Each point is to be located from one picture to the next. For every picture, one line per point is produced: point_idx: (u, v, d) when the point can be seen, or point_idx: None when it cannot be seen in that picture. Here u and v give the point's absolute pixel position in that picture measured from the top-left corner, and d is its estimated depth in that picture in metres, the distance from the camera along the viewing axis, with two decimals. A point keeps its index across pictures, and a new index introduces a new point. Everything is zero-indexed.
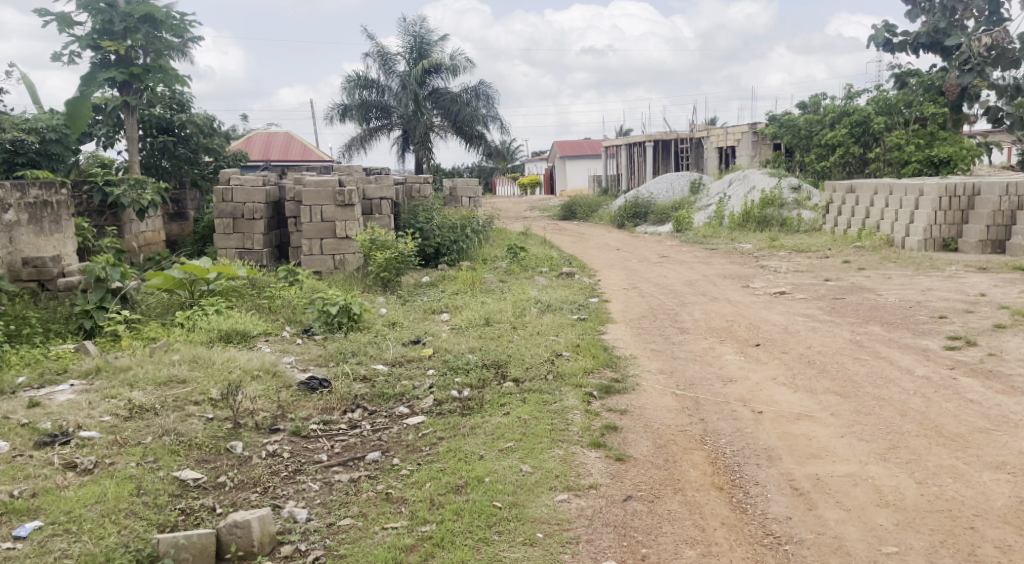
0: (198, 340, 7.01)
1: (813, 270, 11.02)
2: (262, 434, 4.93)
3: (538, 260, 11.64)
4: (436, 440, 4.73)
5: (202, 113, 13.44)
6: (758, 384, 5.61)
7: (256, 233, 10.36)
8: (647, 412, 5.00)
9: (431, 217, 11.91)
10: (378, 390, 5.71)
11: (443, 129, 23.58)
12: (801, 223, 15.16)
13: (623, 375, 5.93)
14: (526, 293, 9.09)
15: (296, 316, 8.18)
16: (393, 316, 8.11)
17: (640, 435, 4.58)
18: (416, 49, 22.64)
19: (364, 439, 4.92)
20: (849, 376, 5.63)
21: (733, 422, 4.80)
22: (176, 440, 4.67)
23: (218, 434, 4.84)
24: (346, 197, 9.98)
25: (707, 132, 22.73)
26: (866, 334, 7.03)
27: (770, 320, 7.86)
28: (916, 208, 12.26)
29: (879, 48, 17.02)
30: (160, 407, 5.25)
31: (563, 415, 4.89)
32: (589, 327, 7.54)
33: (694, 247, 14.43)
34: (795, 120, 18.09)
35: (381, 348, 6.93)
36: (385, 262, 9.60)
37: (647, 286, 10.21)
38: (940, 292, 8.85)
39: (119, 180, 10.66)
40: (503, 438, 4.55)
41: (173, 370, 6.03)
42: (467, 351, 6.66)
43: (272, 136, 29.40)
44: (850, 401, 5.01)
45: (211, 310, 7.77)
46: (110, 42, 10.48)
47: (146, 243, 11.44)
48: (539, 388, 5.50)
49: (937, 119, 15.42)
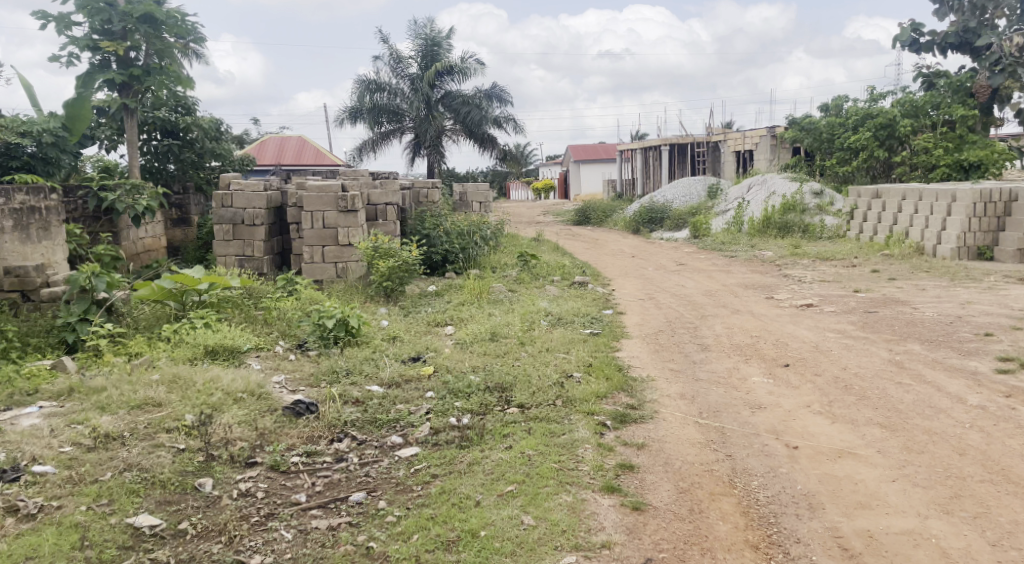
0: (182, 358, 6.51)
1: (841, 280, 10.40)
2: (235, 468, 4.41)
3: (550, 268, 11.10)
4: (429, 478, 4.20)
5: (208, 117, 12.97)
6: (790, 412, 5.03)
7: (256, 240, 9.87)
8: (669, 446, 4.43)
9: (438, 223, 11.40)
10: (370, 416, 5.18)
11: (455, 133, 23.04)
12: (824, 229, 14.51)
13: (639, 400, 5.36)
14: (535, 305, 8.54)
15: (290, 329, 7.67)
16: (394, 329, 7.59)
17: (660, 476, 4.03)
18: (428, 52, 22.20)
19: (350, 475, 4.38)
20: (894, 403, 5.05)
21: (765, 460, 4.23)
22: (138, 477, 4.18)
23: (187, 468, 4.33)
24: (348, 202, 9.49)
25: (725, 136, 22.08)
26: (906, 353, 6.44)
27: (798, 336, 7.27)
28: (949, 214, 11.62)
29: (905, 47, 16.42)
30: (129, 436, 4.74)
31: (573, 451, 4.34)
32: (603, 342, 6.99)
33: (712, 254, 13.86)
34: (817, 122, 17.45)
35: (378, 366, 6.41)
36: (388, 271, 9.05)
37: (664, 297, 9.65)
38: (981, 306, 8.24)
39: (115, 185, 10.19)
40: (503, 480, 4.00)
41: (150, 392, 5.50)
42: (470, 371, 6.13)
43: (285, 140, 29.06)
44: (898, 435, 4.43)
45: (199, 324, 7.25)
46: (109, 42, 10.03)
47: (145, 249, 11.04)
48: (546, 417, 4.95)
49: (967, 121, 14.76)
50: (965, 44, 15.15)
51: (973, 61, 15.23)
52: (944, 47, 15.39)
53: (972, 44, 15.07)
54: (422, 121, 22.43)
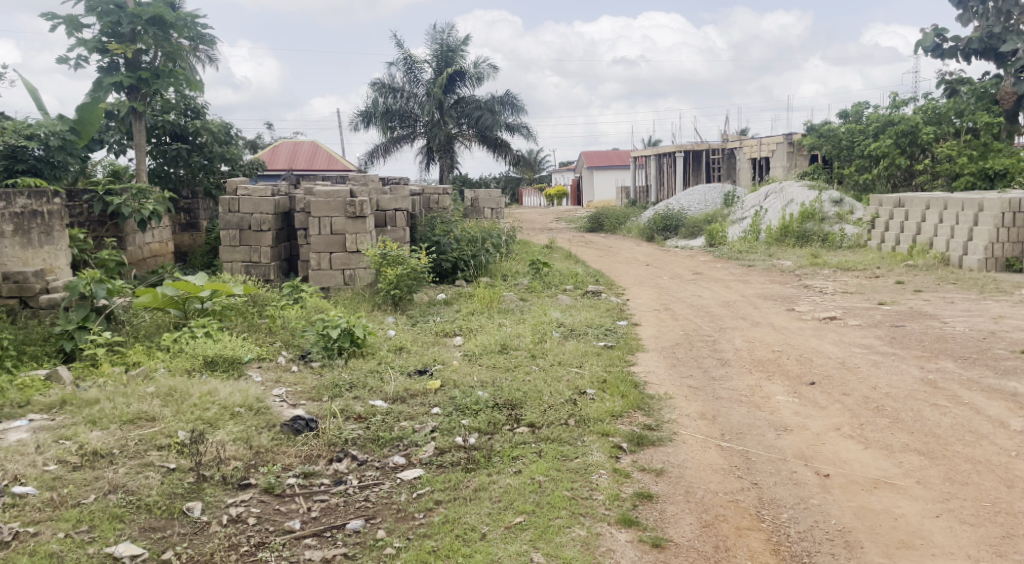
0: (180, 369, 6.22)
1: (864, 291, 10.07)
2: (228, 491, 4.10)
3: (562, 276, 10.80)
4: (432, 505, 3.91)
5: (218, 120, 12.75)
6: (818, 435, 4.73)
7: (263, 245, 9.64)
8: (689, 473, 4.15)
9: (448, 230, 11.13)
10: (372, 433, 4.86)
11: (468, 138, 22.81)
12: (844, 238, 14.12)
13: (657, 421, 5.05)
14: (547, 315, 8.23)
15: (293, 339, 7.37)
16: (401, 340, 7.30)
17: (681, 508, 3.76)
18: (442, 57, 21.96)
19: (348, 499, 4.09)
20: (931, 427, 4.78)
21: (794, 490, 3.97)
22: (123, 500, 3.89)
23: (177, 490, 4.03)
24: (357, 208, 9.21)
25: (741, 142, 21.70)
26: (939, 371, 6.15)
27: (823, 351, 6.95)
28: (976, 224, 11.25)
29: (926, 53, 16.05)
30: (118, 453, 4.39)
31: (586, 477, 4.05)
32: (617, 356, 6.70)
33: (728, 263, 13.51)
34: (836, 129, 17.07)
35: (382, 379, 6.12)
36: (397, 279, 8.79)
37: (680, 307, 9.34)
38: (1014, 321, 7.91)
39: (121, 189, 9.99)
40: (512, 509, 3.75)
41: (143, 405, 5.15)
42: (479, 386, 5.85)
43: (298, 145, 28.91)
44: (939, 464, 4.18)
45: (200, 333, 6.91)
46: (118, 45, 9.81)
47: (151, 254, 10.79)
48: (558, 438, 4.65)
49: (991, 129, 14.34)
50: (989, 49, 14.60)
51: (998, 67, 14.72)
52: (968, 52, 14.83)
53: (996, 50, 14.49)
54: (435, 126, 22.24)
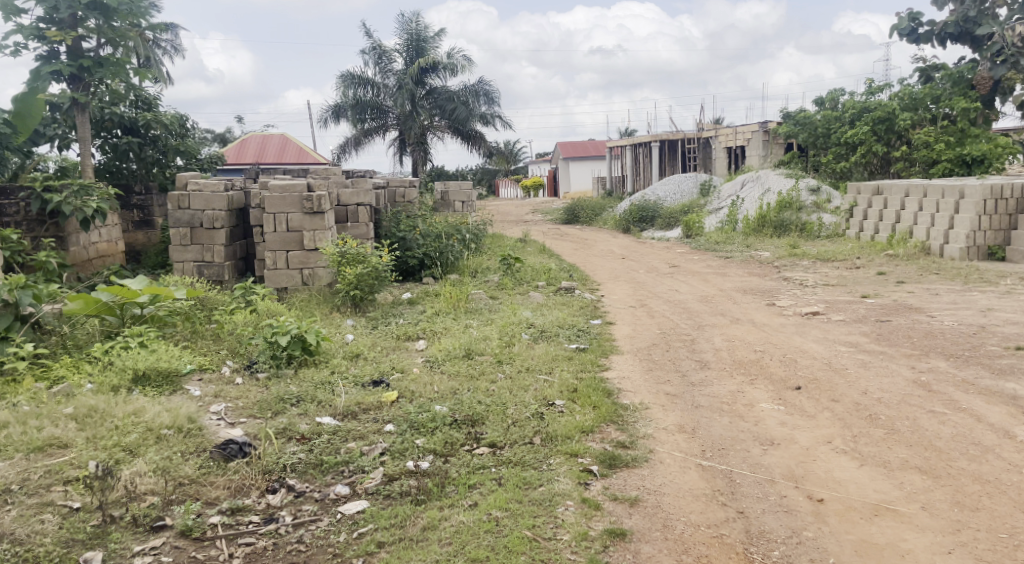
0: (109, 385, 5.64)
1: (845, 284, 9.66)
2: (138, 535, 3.59)
3: (534, 271, 10.28)
4: (373, 549, 3.43)
5: (171, 112, 12.01)
6: (808, 450, 4.27)
7: (215, 244, 9.02)
8: (667, 500, 3.69)
9: (413, 225, 10.57)
10: (314, 458, 4.32)
11: (441, 130, 22.20)
12: (822, 227, 13.78)
13: (631, 436, 4.55)
14: (517, 315, 7.75)
15: (241, 346, 6.79)
16: (358, 345, 6.77)
17: (658, 548, 3.31)
18: (413, 46, 21.30)
19: (278, 541, 3.59)
20: (930, 437, 4.35)
21: (786, 519, 3.52)
22: (8, 552, 3.40)
23: (76, 536, 3.54)
24: (314, 204, 8.63)
25: (716, 131, 21.25)
26: (931, 371, 5.74)
27: (807, 350, 6.51)
28: (956, 212, 10.89)
29: (903, 37, 15.69)
30: (16, 491, 3.85)
31: (550, 511, 3.58)
32: (590, 360, 6.21)
33: (706, 255, 13.09)
34: (811, 117, 16.59)
35: (334, 392, 5.58)
36: (356, 278, 8.24)
37: (657, 303, 8.88)
38: (1003, 313, 7.54)
39: (61, 185, 9.17)
40: (463, 555, 3.29)
41: (57, 430, 4.57)
42: (438, 398, 5.33)
43: (267, 139, 28.11)
44: (944, 486, 3.73)
45: (135, 343, 6.28)
46: (56, 32, 9.08)
47: (97, 254, 10.08)
48: (521, 460, 4.16)
49: (969, 114, 14.02)
50: (965, 33, 14.23)
51: (974, 52, 14.39)
52: (943, 36, 14.49)
53: (972, 34, 14.17)
54: (408, 119, 21.58)
